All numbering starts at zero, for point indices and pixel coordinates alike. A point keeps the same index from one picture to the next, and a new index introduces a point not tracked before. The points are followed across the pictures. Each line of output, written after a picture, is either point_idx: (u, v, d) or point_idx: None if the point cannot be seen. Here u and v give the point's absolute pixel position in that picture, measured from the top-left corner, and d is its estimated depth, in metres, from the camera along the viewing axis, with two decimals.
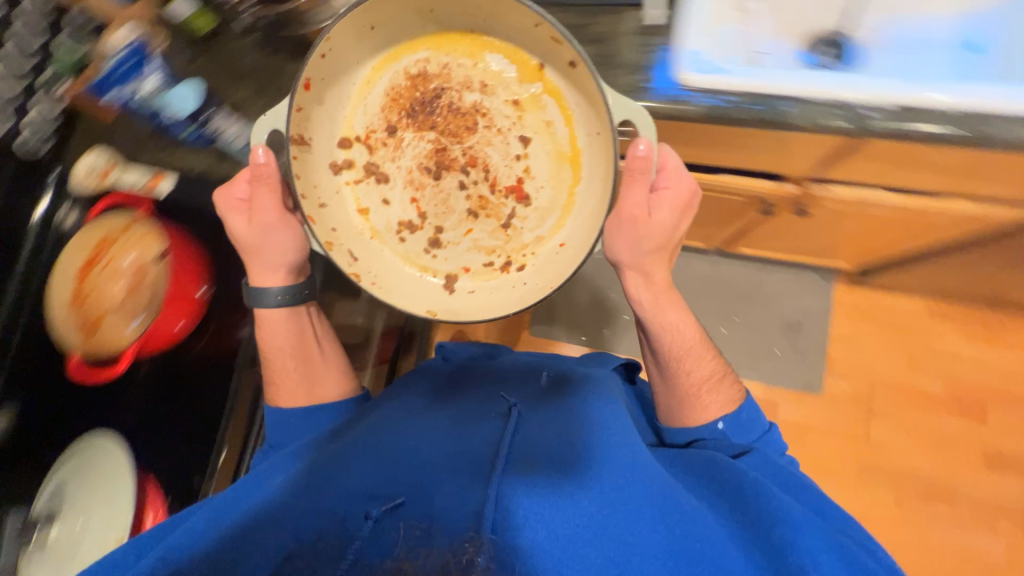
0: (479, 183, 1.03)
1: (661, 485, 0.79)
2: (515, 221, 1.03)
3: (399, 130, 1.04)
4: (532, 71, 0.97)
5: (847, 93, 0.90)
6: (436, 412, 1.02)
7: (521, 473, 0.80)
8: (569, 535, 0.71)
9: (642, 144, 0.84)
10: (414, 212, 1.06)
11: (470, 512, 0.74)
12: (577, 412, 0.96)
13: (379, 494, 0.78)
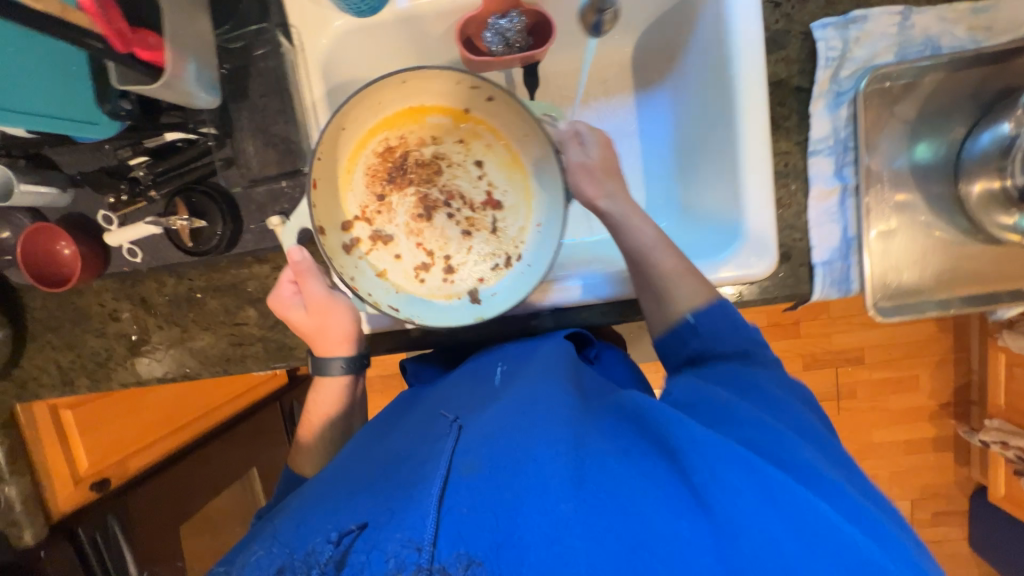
0: (452, 220, 0.71)
1: (617, 455, 0.40)
2: (500, 231, 0.71)
3: (389, 196, 0.70)
4: (458, 117, 0.69)
5: (823, 245, 0.66)
6: (400, 433, 0.54)
7: (462, 482, 0.40)
8: (501, 534, 0.36)
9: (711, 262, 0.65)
10: (422, 251, 0.70)
11: (405, 527, 0.37)
12: (515, 395, 0.49)
13: (316, 533, 0.41)
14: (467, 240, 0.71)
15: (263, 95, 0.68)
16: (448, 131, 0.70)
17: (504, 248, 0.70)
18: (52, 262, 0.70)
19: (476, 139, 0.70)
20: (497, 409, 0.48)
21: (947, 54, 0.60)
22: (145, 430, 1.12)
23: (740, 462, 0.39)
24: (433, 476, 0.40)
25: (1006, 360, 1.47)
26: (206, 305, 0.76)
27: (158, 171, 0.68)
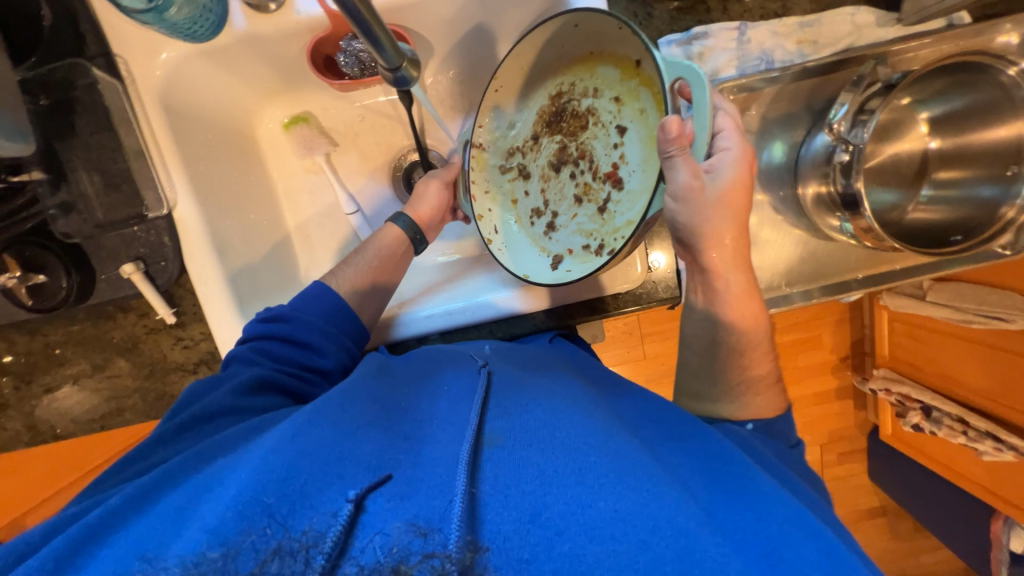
0: (579, 178, 0.71)
1: (637, 443, 0.42)
2: (606, 205, 0.68)
3: (586, 139, 0.70)
4: (628, 68, 0.64)
5: None
6: (399, 388, 0.51)
7: (487, 455, 0.38)
8: (534, 507, 0.33)
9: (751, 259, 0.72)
10: (541, 198, 0.74)
11: (428, 498, 0.34)
12: (539, 386, 0.49)
13: (324, 485, 0.35)
14: (579, 202, 0.71)
15: (96, 132, 0.62)
16: (611, 84, 0.66)
17: (599, 230, 0.67)
18: None
19: (632, 100, 0.65)
20: (520, 387, 0.48)
21: (780, 69, 0.64)
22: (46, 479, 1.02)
23: (738, 474, 0.42)
24: (464, 447, 0.38)
25: (888, 316, 1.63)
26: (69, 361, 0.70)
27: None
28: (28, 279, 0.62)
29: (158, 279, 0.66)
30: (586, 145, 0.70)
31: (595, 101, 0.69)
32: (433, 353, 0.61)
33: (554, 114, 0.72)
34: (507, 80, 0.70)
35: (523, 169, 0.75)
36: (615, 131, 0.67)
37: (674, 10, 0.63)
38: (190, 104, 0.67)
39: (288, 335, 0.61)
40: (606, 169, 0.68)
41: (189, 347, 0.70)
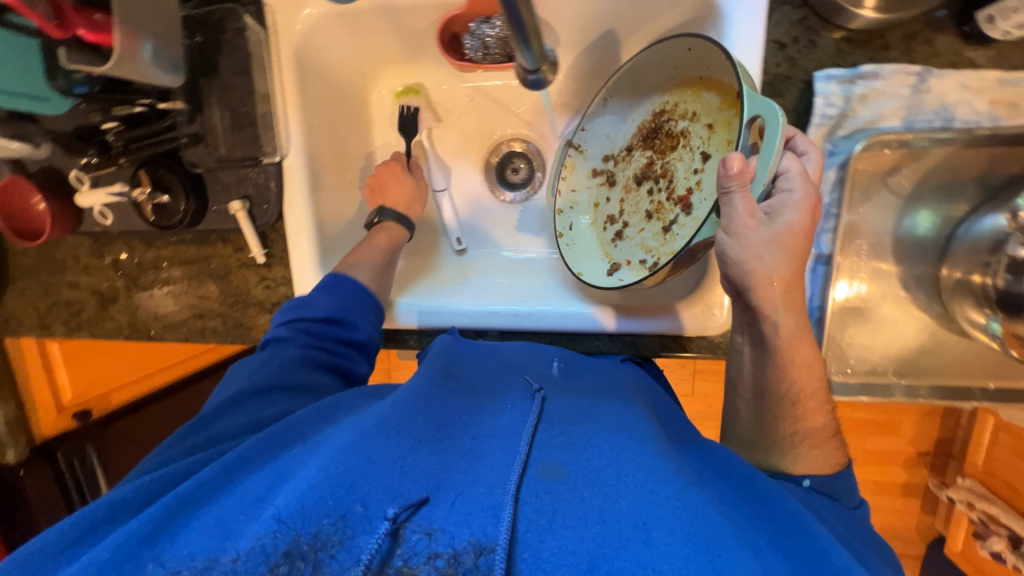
0: (652, 198, 0.70)
1: (707, 499, 0.39)
2: (669, 231, 0.66)
3: (668, 160, 0.68)
4: (731, 97, 0.61)
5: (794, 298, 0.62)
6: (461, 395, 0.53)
7: (545, 486, 0.38)
8: (593, 557, 0.32)
9: (857, 336, 0.63)
10: (611, 206, 0.73)
11: (477, 524, 0.34)
12: (602, 420, 0.48)
13: (378, 492, 0.37)
14: (646, 221, 0.69)
15: (233, 74, 0.66)
16: (710, 110, 0.64)
17: (656, 253, 0.66)
18: (33, 212, 0.73)
19: (726, 130, 0.62)
20: (581, 422, 0.47)
21: (960, 129, 0.54)
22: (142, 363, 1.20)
23: (824, 555, 0.37)
24: (519, 471, 0.39)
25: (993, 424, 1.40)
26: (170, 275, 0.78)
27: (128, 139, 0.69)
28: (152, 198, 0.69)
29: (259, 221, 0.70)
30: (666, 167, 0.68)
31: (688, 125, 0.66)
32: (501, 362, 0.61)
33: (649, 130, 0.70)
34: (619, 87, 0.69)
35: (610, 177, 0.73)
36: (699, 159, 0.65)
37: (844, 41, 0.55)
38: (319, 61, 0.69)
39: (320, 314, 0.63)
40: (680, 196, 0.66)
41: (270, 287, 0.75)
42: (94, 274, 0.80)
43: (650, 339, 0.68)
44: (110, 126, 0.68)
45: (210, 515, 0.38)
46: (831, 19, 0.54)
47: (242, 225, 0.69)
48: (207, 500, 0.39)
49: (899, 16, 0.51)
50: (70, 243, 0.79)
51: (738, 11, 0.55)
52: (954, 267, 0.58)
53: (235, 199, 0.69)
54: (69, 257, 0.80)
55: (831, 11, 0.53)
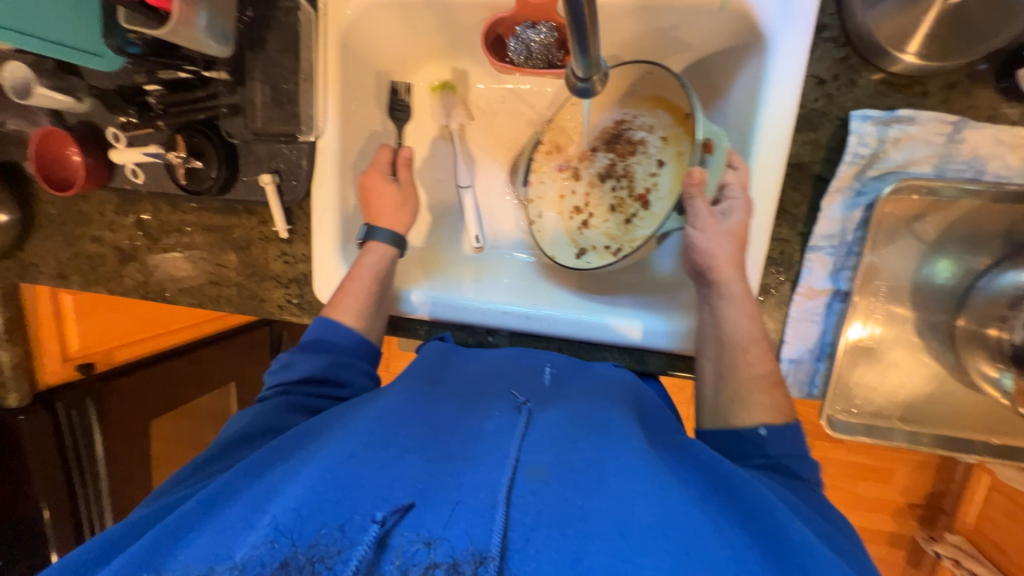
0: (615, 194, 0.76)
1: (680, 495, 0.43)
2: (630, 223, 0.73)
3: (630, 161, 0.75)
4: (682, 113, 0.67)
5: (803, 330, 0.62)
6: (453, 404, 0.57)
7: (530, 488, 0.43)
8: (574, 553, 0.37)
9: (865, 376, 0.63)
10: (580, 200, 0.78)
11: (463, 526, 0.39)
12: (584, 425, 0.52)
13: (372, 501, 0.41)
14: (610, 214, 0.76)
15: (279, 49, 0.67)
16: (664, 122, 0.70)
17: (619, 242, 0.73)
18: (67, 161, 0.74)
19: (677, 142, 0.69)
20: (558, 428, 0.51)
21: (990, 183, 0.54)
22: (149, 324, 1.24)
23: (791, 540, 0.40)
24: (503, 478, 0.43)
25: (988, 482, 1.39)
26: (192, 240, 0.79)
27: (169, 103, 0.70)
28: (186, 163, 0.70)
29: (287, 198, 0.71)
30: (625, 166, 0.75)
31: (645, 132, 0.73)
32: (494, 366, 0.65)
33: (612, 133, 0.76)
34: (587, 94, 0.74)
35: (575, 172, 0.78)
36: (655, 162, 0.71)
37: (885, 84, 0.56)
38: (363, 49, 0.71)
39: (305, 372, 0.64)
40: (641, 193, 0.73)
41: (289, 263, 0.76)
42: (117, 230, 0.81)
43: (659, 355, 0.68)
44: (153, 89, 0.69)
45: (211, 527, 0.42)
46: (873, 60, 0.55)
47: (271, 200, 0.70)
48: (217, 516, 0.43)
49: (941, 65, 0.52)
50: (99, 198, 0.81)
51: (782, 43, 0.56)
52: (960, 314, 0.59)
53: (267, 173, 0.70)
54: (95, 210, 0.81)
55: (874, 53, 0.54)
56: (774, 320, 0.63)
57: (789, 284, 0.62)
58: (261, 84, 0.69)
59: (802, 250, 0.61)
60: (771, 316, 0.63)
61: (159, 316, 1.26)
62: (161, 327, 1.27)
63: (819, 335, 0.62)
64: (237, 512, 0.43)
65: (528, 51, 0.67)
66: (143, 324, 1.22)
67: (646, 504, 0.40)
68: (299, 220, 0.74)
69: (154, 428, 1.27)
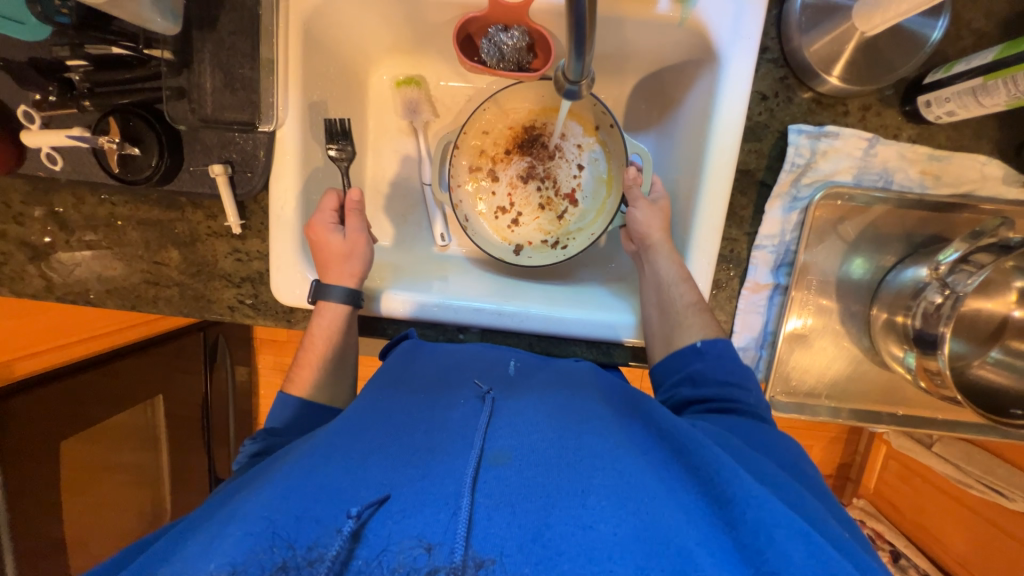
0: (541, 194, 0.87)
1: (637, 460, 0.45)
2: (563, 217, 0.87)
3: (551, 166, 0.87)
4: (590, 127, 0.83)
5: (748, 323, 0.69)
6: (421, 402, 0.58)
7: (495, 471, 0.44)
8: (537, 528, 0.39)
9: (801, 361, 0.71)
10: (508, 199, 0.87)
11: (431, 513, 0.40)
12: (545, 407, 0.54)
13: (333, 505, 0.42)
14: (541, 211, 0.87)
15: (232, 31, 0.63)
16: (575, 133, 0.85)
17: (557, 234, 0.87)
18: None
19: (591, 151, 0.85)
20: (522, 412, 0.53)
21: (896, 191, 0.64)
22: (62, 332, 1.15)
23: (733, 488, 0.41)
24: (469, 463, 0.45)
25: (885, 452, 1.60)
26: (124, 235, 0.71)
27: (98, 81, 0.63)
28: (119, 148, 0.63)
29: (241, 192, 0.67)
30: (546, 168, 0.87)
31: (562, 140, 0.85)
32: (459, 362, 0.67)
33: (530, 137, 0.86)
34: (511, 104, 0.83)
35: (490, 173, 0.86)
36: (575, 166, 0.86)
37: (815, 103, 0.63)
38: (326, 37, 0.68)
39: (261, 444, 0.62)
40: (569, 192, 0.87)
41: (242, 261, 0.71)
42: (27, 222, 0.71)
43: (622, 347, 0.72)
44: (79, 65, 0.61)
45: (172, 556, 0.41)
46: (805, 81, 0.63)
47: (224, 193, 0.65)
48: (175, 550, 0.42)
49: (860, 89, 0.60)
50: (2, 185, 0.70)
51: (733, 59, 0.62)
52: (874, 304, 0.69)
53: (217, 164, 0.65)
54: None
55: (807, 75, 0.61)
56: (726, 312, 0.69)
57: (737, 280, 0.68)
58: (211, 66, 0.63)
59: (748, 248, 0.67)
60: (723, 308, 0.69)
61: (72, 323, 1.17)
62: (77, 334, 1.17)
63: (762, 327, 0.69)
64: (195, 538, 0.42)
65: (502, 52, 0.67)
66: (54, 330, 1.13)
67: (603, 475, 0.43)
68: (253, 218, 0.69)
69: (64, 448, 1.11)
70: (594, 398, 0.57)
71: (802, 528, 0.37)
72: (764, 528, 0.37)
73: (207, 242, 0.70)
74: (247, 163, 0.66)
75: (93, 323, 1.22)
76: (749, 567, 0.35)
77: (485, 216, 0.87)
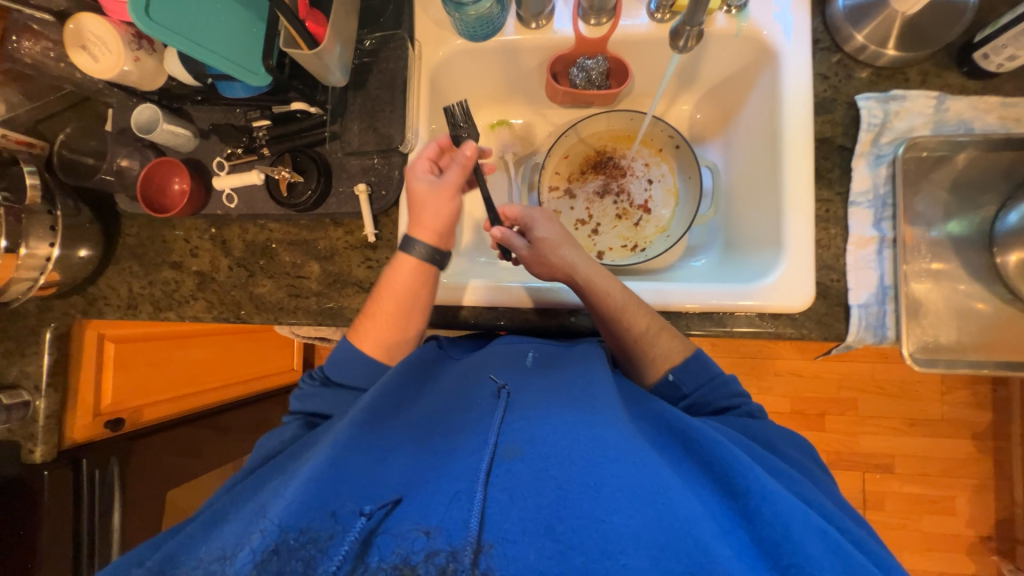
0: (617, 207, 0.96)
1: (652, 459, 0.49)
2: (640, 224, 0.95)
3: (624, 182, 0.97)
4: (655, 149, 0.95)
5: (862, 281, 0.69)
6: (439, 400, 0.64)
7: (506, 465, 0.49)
8: (550, 519, 0.45)
9: (932, 315, 0.68)
10: (588, 212, 0.96)
11: (452, 510, 0.47)
12: (562, 398, 0.57)
13: (357, 497, 0.50)
14: (619, 221, 0.96)
15: (377, 85, 0.80)
16: (644, 154, 0.96)
17: (635, 239, 0.95)
18: (170, 187, 0.82)
19: (658, 166, 0.95)
20: (534, 405, 0.56)
21: (979, 136, 0.67)
22: (182, 381, 1.19)
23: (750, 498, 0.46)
24: (482, 459, 0.50)
25: None
26: (275, 256, 0.83)
27: (276, 134, 0.80)
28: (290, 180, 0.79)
29: (381, 210, 0.79)
30: (619, 186, 0.97)
31: (632, 160, 0.96)
32: (482, 356, 0.71)
33: (602, 161, 0.97)
34: (589, 133, 0.96)
35: (570, 191, 0.97)
36: (646, 180, 0.96)
37: (875, 75, 0.71)
38: (443, 87, 0.85)
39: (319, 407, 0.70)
40: (642, 204, 0.96)
41: (372, 267, 0.80)
42: (198, 253, 0.85)
43: (736, 317, 0.73)
44: (263, 123, 0.80)
45: (213, 536, 0.49)
46: (863, 59, 0.71)
47: (366, 209, 0.78)
48: (220, 521, 0.52)
49: (917, 53, 0.68)
50: (185, 226, 0.86)
51: (791, 51, 0.73)
52: (994, 252, 0.68)
53: (361, 185, 0.78)
54: (179, 238, 0.86)
55: (863, 52, 0.71)
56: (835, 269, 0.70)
57: (839, 238, 0.71)
58: (361, 113, 0.81)
59: (843, 206, 0.71)
60: (830, 266, 0.71)
61: (194, 371, 1.22)
62: (193, 385, 1.22)
63: (880, 284, 0.69)
64: (237, 515, 0.51)
65: (591, 72, 0.82)
66: (178, 377, 1.18)
67: (615, 471, 0.47)
68: (386, 233, 0.80)
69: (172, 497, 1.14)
70: (606, 383, 0.59)
71: (820, 529, 0.44)
72: (780, 523, 0.44)
73: (344, 257, 0.81)
74: (385, 183, 0.79)
75: (211, 374, 1.27)
76: (768, 561, 0.42)
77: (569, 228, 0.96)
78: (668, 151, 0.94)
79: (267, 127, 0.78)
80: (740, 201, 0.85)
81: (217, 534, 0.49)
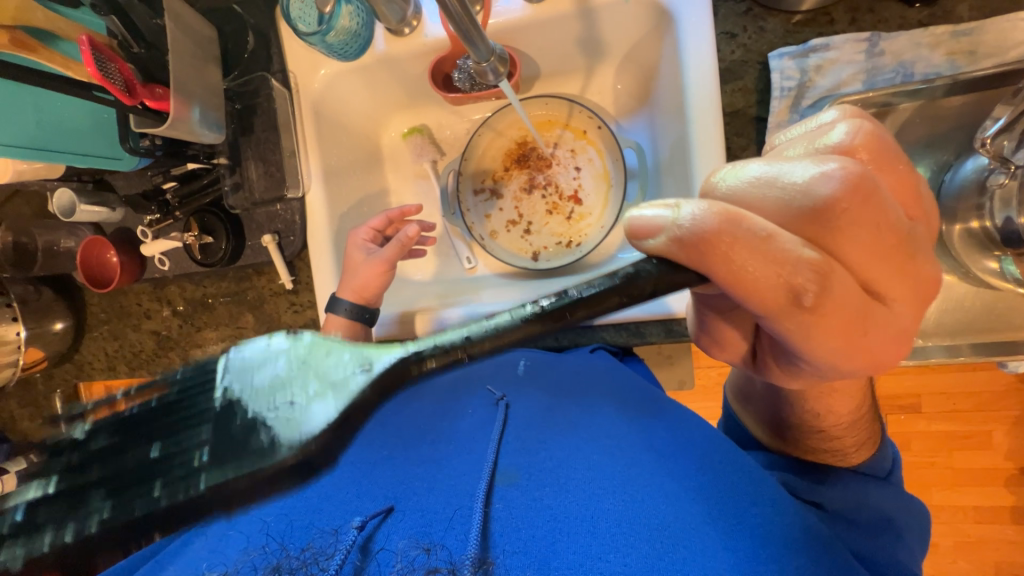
0: (547, 202, 0.89)
1: (657, 483, 0.45)
2: (572, 217, 0.88)
3: (550, 172, 0.89)
4: (578, 132, 0.85)
5: None
6: (431, 414, 0.61)
7: (502, 491, 0.45)
8: (547, 552, 0.39)
9: None
10: (517, 212, 0.90)
11: (448, 530, 0.41)
12: (565, 422, 0.54)
13: (343, 508, 0.46)
14: (550, 217, 0.89)
15: (264, 129, 0.78)
16: (567, 139, 0.86)
17: (568, 235, 0.88)
18: (107, 260, 0.87)
19: (583, 152, 0.86)
20: (533, 425, 0.54)
21: (921, 83, 0.55)
22: None
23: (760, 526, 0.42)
24: (479, 479, 0.46)
25: None
26: (215, 310, 0.87)
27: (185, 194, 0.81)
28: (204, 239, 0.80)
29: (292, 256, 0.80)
30: (546, 177, 0.89)
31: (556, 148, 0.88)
32: (469, 377, 0.69)
33: (523, 154, 0.89)
34: (503, 124, 0.88)
35: (495, 192, 0.91)
36: (573, 167, 0.87)
37: (793, 22, 0.60)
38: (336, 112, 0.81)
39: None
40: (572, 194, 0.88)
41: (299, 311, 0.83)
42: (151, 314, 0.91)
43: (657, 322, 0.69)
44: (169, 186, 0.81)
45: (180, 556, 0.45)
46: (775, 6, 0.60)
47: (277, 258, 0.79)
48: (189, 539, 0.48)
49: None
50: (135, 290, 0.91)
51: (687, 9, 0.62)
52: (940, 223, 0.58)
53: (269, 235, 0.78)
54: (133, 301, 0.92)
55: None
56: None
57: None
58: (253, 158, 0.79)
59: None
60: None
61: None
62: None
63: None
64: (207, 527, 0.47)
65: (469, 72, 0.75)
66: None
67: (617, 499, 0.43)
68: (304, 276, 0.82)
69: None
70: (601, 408, 0.56)
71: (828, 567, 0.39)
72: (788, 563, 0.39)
73: (271, 304, 0.84)
74: (291, 228, 0.79)
75: None
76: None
77: (499, 232, 0.90)
78: (591, 132, 0.85)
79: (173, 193, 0.79)
80: (668, 182, 0.76)
81: (176, 559, 0.46)
